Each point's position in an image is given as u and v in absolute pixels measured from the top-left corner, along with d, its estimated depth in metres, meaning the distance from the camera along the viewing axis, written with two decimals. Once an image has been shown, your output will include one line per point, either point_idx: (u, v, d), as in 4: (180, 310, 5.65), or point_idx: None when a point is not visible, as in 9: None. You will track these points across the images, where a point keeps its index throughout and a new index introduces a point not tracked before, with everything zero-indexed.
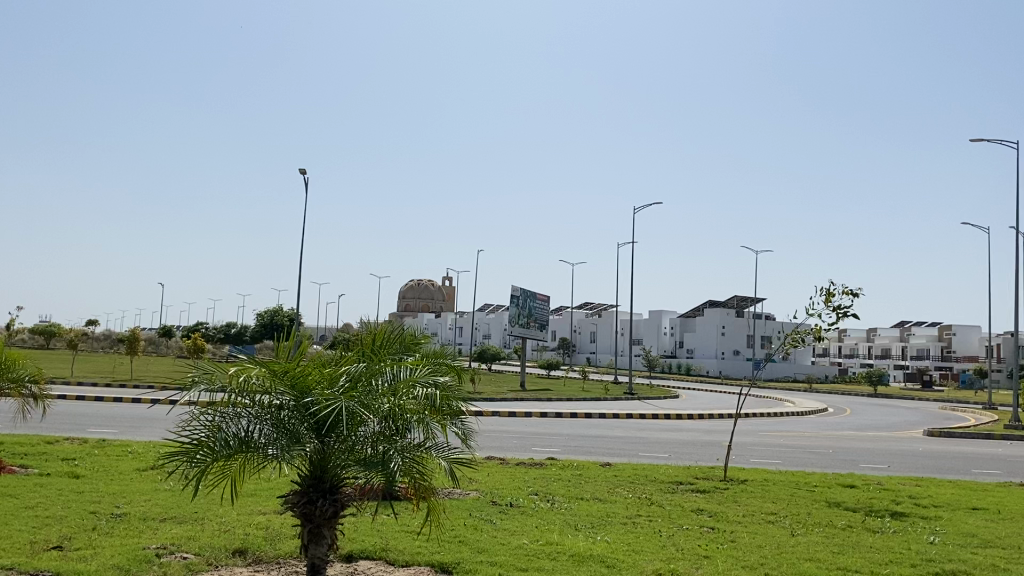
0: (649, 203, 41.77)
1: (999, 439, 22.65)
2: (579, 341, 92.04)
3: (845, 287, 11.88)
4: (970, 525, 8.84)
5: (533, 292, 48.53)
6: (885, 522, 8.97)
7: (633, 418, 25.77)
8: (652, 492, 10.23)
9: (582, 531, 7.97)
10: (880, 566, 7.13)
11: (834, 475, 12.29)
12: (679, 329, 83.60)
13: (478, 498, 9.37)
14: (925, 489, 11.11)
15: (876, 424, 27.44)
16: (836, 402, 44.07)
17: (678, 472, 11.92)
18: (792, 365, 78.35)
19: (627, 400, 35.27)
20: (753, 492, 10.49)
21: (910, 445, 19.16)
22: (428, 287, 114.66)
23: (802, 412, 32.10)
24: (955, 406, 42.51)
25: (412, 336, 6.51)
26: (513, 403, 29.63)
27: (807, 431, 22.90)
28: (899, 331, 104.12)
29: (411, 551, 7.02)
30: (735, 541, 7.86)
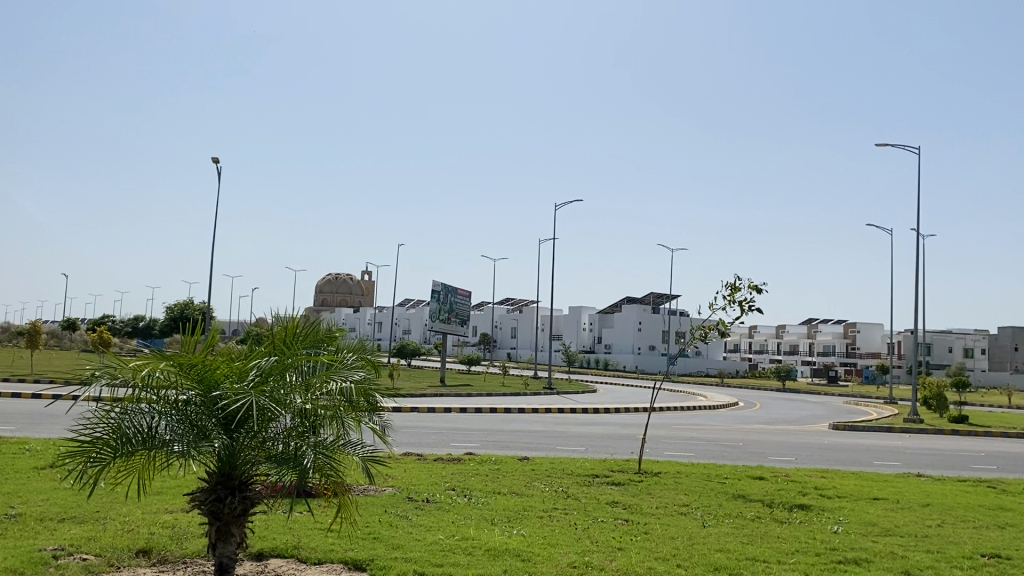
0: (568, 201, 42.29)
1: (897, 432, 23.64)
2: (500, 336, 92.34)
3: (750, 283, 12.03)
4: (871, 515, 9.19)
5: (453, 287, 48.40)
6: (791, 513, 9.25)
7: (550, 412, 25.98)
8: (568, 486, 10.32)
9: (499, 525, 7.99)
10: (786, 556, 7.35)
11: (744, 467, 12.65)
12: (598, 324, 84.69)
13: (394, 494, 9.30)
14: (830, 480, 11.53)
15: (783, 418, 28.36)
16: (746, 396, 45.39)
17: (594, 466, 12.06)
18: (706, 360, 80.26)
19: (543, 395, 35.54)
20: (666, 484, 10.70)
21: (813, 438, 19.84)
22: (346, 281, 113.30)
23: (713, 406, 32.85)
24: (858, 400, 44.30)
25: (329, 330, 6.42)
26: (429, 398, 29.42)
27: (718, 424, 23.51)
28: (806, 327, 107.77)
29: (324, 548, 6.93)
30: (648, 533, 8.00)
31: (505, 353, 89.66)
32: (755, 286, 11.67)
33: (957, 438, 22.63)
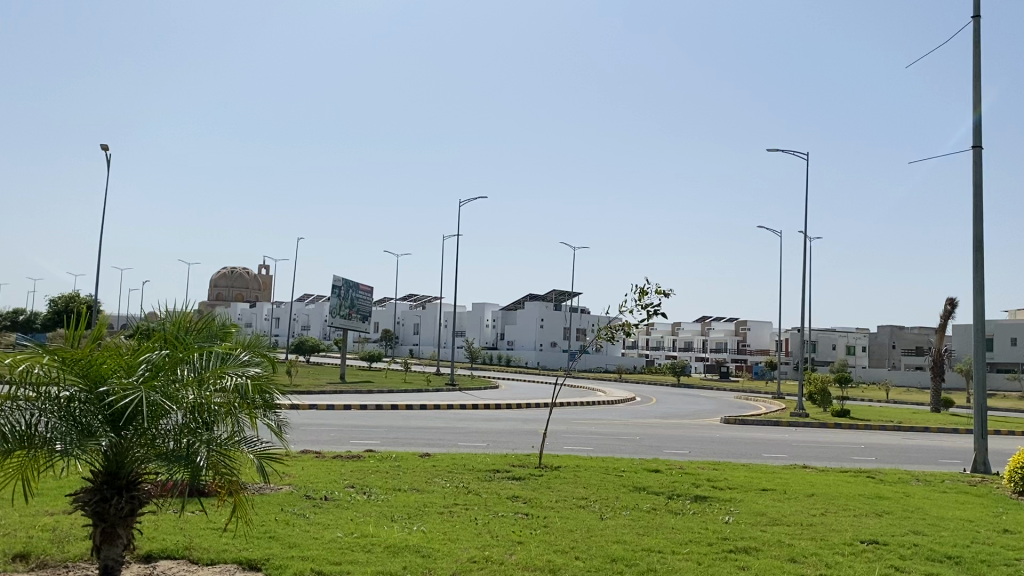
0: (473, 197, 42.72)
1: (784, 425, 24.67)
2: (401, 332, 91.66)
3: (657, 287, 12.25)
4: (761, 505, 9.56)
5: (354, 282, 47.74)
6: (685, 504, 9.54)
7: (450, 408, 26.01)
8: (469, 482, 10.34)
9: (398, 522, 7.95)
10: (680, 546, 7.57)
11: (641, 461, 12.96)
12: (500, 321, 85.23)
13: (290, 493, 9.11)
14: (722, 472, 11.93)
15: (678, 412, 29.30)
16: (643, 391, 46.62)
17: (495, 461, 12.11)
18: (606, 357, 81.95)
19: (444, 391, 35.51)
20: (565, 478, 10.87)
21: (706, 432, 20.47)
22: (241, 275, 110.18)
23: (612, 401, 33.54)
24: (749, 395, 46.13)
25: (224, 326, 6.27)
26: (329, 395, 28.97)
27: (616, 419, 24.07)
28: (701, 324, 111.53)
29: (216, 548, 6.75)
30: (548, 526, 8.11)
31: (406, 350, 89.24)
32: (662, 290, 11.95)
33: (840, 431, 23.76)
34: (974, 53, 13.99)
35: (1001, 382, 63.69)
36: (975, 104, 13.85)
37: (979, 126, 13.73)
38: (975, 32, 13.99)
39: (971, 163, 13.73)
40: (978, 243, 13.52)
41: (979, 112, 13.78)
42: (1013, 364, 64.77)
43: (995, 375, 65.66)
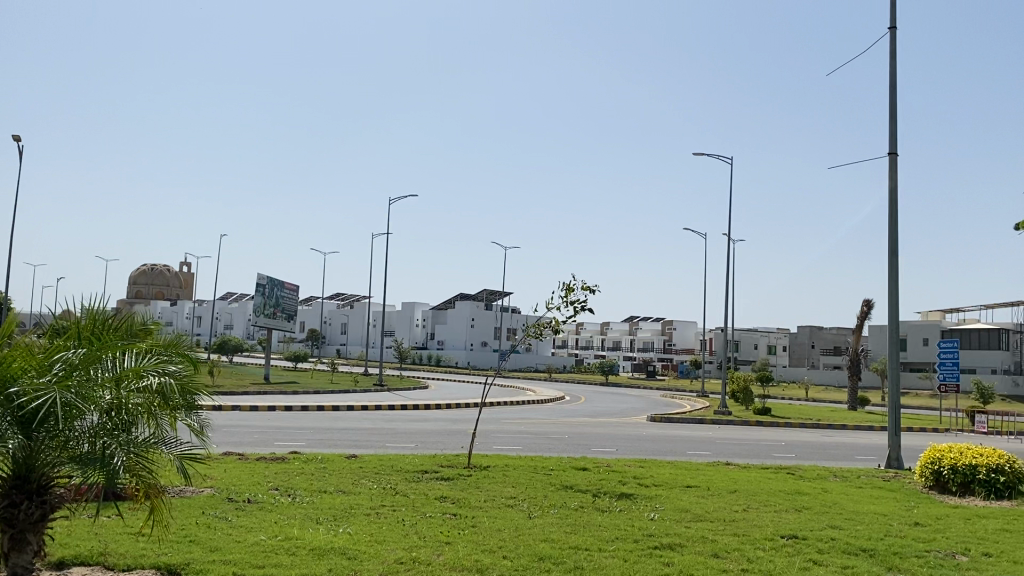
0: (404, 196, 42.53)
1: (708, 423, 25.21)
2: (329, 332, 90.48)
3: (583, 284, 12.30)
4: (685, 502, 9.72)
5: (279, 281, 46.91)
6: (612, 502, 9.63)
7: (378, 409, 25.77)
8: (396, 483, 10.26)
9: (324, 524, 7.82)
10: (606, 543, 7.65)
11: (569, 459, 13.06)
12: (430, 321, 84.88)
13: (212, 495, 8.91)
14: (648, 470, 12.10)
15: (606, 411, 29.66)
16: (572, 390, 47.05)
17: (423, 462, 12.04)
18: (535, 356, 82.39)
19: (372, 391, 35.21)
20: (494, 477, 10.88)
21: (633, 430, 20.72)
22: (162, 273, 107.28)
23: (539, 400, 33.72)
24: (674, 393, 46.93)
25: (142, 324, 6.07)
26: (253, 396, 28.37)
27: (545, 418, 24.23)
28: (628, 324, 113.23)
29: (133, 554, 6.54)
30: (476, 526, 8.10)
31: (333, 350, 88.16)
32: (589, 287, 12.04)
33: (762, 429, 24.33)
34: (890, 64, 14.51)
35: (914, 381, 66.18)
36: (890, 113, 14.36)
37: (894, 134, 14.25)
38: (890, 43, 14.51)
39: (887, 168, 14.22)
40: (892, 247, 14.02)
41: (894, 120, 14.29)
42: (924, 364, 67.47)
43: (908, 375, 68.20)
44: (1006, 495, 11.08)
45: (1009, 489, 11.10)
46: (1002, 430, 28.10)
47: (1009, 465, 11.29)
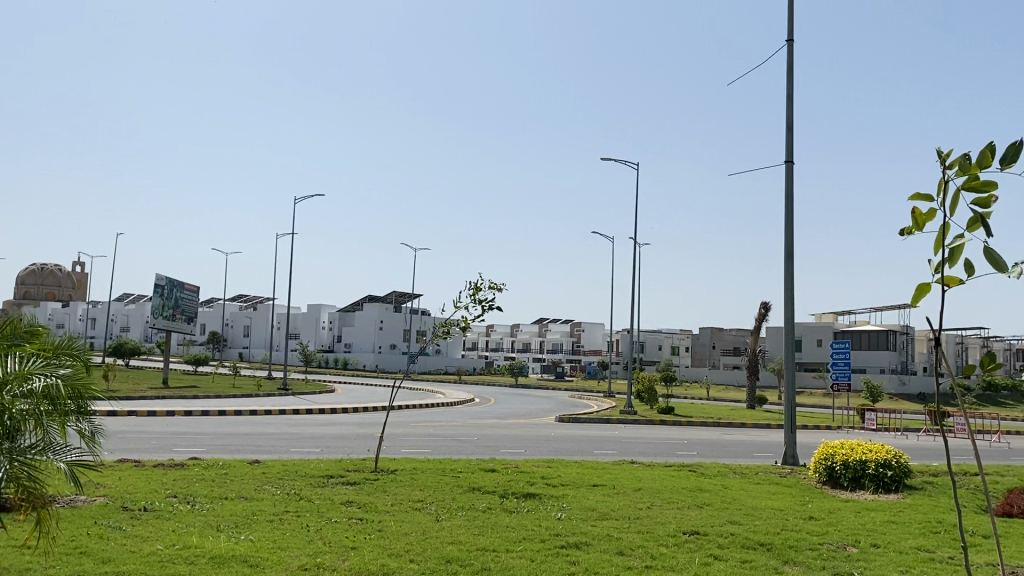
0: (310, 196, 41.72)
1: (614, 423, 25.63)
2: (231, 335, 88.16)
3: (491, 282, 12.26)
4: (591, 500, 9.85)
5: (179, 281, 45.41)
6: (519, 503, 9.67)
7: (283, 414, 25.17)
8: (300, 488, 10.06)
9: (225, 531, 7.62)
10: (514, 544, 7.68)
11: (477, 460, 13.05)
12: (337, 323, 83.66)
13: (105, 504, 8.54)
14: (555, 470, 12.22)
15: (515, 412, 29.79)
16: (481, 392, 47.06)
17: (329, 467, 11.84)
18: (444, 359, 82.09)
19: (277, 395, 34.47)
20: (401, 481, 10.78)
21: (541, 431, 20.85)
22: (53, 273, 102.56)
23: (448, 403, 33.58)
24: (582, 394, 47.53)
25: (30, 327, 5.78)
26: (150, 401, 27.36)
27: (453, 420, 24.17)
28: (537, 326, 114.05)
29: (19, 568, 6.21)
30: (383, 530, 8.01)
31: (236, 353, 85.87)
32: (496, 285, 12.05)
33: (666, 428, 24.87)
34: (788, 75, 15.07)
35: (809, 381, 68.87)
36: (788, 122, 14.92)
37: (791, 143, 14.80)
38: (789, 55, 15.07)
39: (784, 177, 14.77)
40: (788, 251, 14.56)
41: (792, 130, 14.85)
42: (819, 364, 70.31)
43: (804, 374, 70.96)
44: (894, 488, 11.64)
45: (895, 483, 11.67)
46: (889, 426, 29.50)
47: (896, 460, 11.87)
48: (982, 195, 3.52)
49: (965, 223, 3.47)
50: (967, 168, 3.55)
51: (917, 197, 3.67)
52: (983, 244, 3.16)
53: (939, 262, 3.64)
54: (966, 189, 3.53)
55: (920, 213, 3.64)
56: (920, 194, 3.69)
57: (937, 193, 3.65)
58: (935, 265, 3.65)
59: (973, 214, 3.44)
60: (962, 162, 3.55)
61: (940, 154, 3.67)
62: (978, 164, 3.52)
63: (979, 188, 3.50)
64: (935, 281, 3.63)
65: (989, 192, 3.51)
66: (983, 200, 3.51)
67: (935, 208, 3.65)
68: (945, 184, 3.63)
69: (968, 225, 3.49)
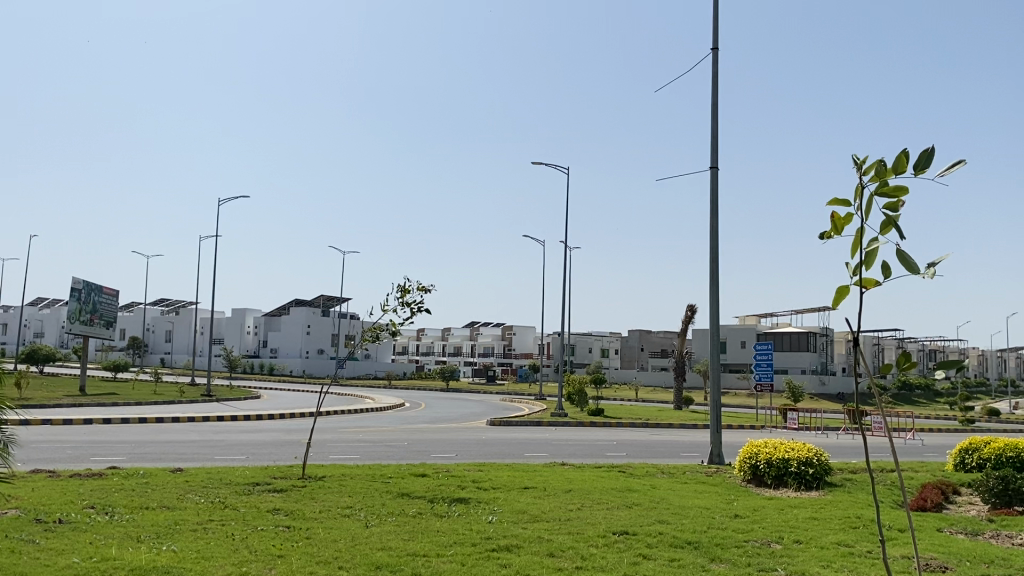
0: (235, 197, 40.87)
1: (545, 426, 25.76)
2: (153, 340, 85.80)
3: (419, 284, 12.10)
4: (522, 503, 9.85)
5: (97, 286, 43.95)
6: (450, 507, 9.61)
7: (207, 420, 24.54)
8: (225, 496, 9.82)
9: (145, 542, 7.38)
10: (445, 549, 7.63)
11: (407, 466, 12.93)
12: (263, 328, 82.13)
13: (16, 517, 8.19)
14: (486, 473, 12.20)
15: (446, 416, 29.68)
16: (411, 397, 46.74)
17: (255, 474, 11.59)
18: (374, 363, 81.31)
19: (201, 402, 33.65)
20: (329, 488, 10.61)
21: (471, 435, 20.81)
22: None
23: (378, 408, 33.26)
24: (513, 397, 47.57)
25: None
26: (67, 409, 26.35)
27: (383, 425, 23.91)
28: (468, 329, 113.93)
29: None
30: (310, 538, 7.87)
31: (157, 359, 83.56)
32: (424, 288, 11.96)
33: (595, 430, 25.10)
34: (712, 82, 15.40)
35: (734, 381, 70.43)
36: (712, 128, 15.25)
37: (715, 149, 15.14)
38: (713, 63, 15.41)
39: (709, 182, 15.09)
40: (713, 255, 14.87)
41: (716, 136, 15.18)
42: (743, 365, 72.03)
43: (728, 375, 72.55)
44: (815, 485, 11.95)
45: (817, 480, 11.98)
46: (810, 425, 30.35)
47: (816, 458, 12.20)
48: (892, 200, 3.66)
49: (878, 228, 3.60)
50: (881, 173, 3.69)
51: (835, 201, 3.80)
52: (894, 247, 3.29)
53: (856, 266, 3.77)
54: (879, 195, 3.66)
55: (838, 217, 3.78)
56: (837, 198, 3.82)
57: (852, 199, 3.80)
58: (852, 268, 3.78)
59: (884, 219, 3.58)
60: (877, 168, 3.69)
61: (855, 160, 3.80)
62: (891, 169, 3.65)
63: (890, 193, 3.64)
64: (853, 283, 3.76)
65: (898, 198, 3.65)
66: (893, 205, 3.65)
67: (853, 213, 3.78)
68: (862, 189, 3.77)
69: (880, 230, 3.63)
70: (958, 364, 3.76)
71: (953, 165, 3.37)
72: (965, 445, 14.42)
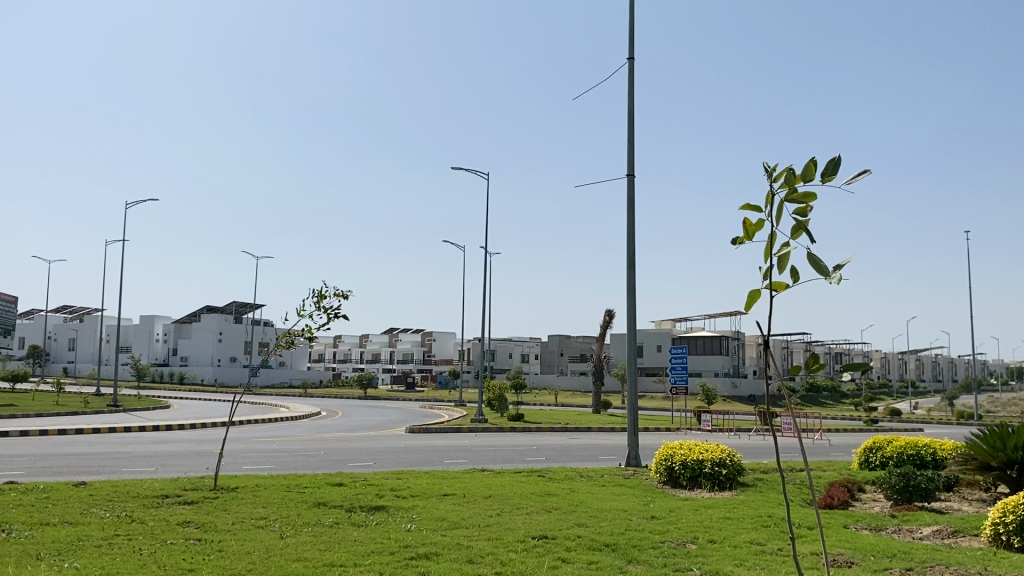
0: (144, 201, 39.62)
1: (464, 432, 25.72)
2: (54, 348, 82.35)
3: (336, 290, 11.87)
4: (441, 510, 9.79)
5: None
6: (368, 516, 9.48)
7: (112, 432, 23.66)
8: (132, 510, 9.44)
9: (44, 560, 7.05)
10: (362, 558, 7.52)
11: (324, 475, 12.69)
12: (173, 335, 79.67)
13: None
14: (404, 481, 12.07)
15: (364, 424, 29.31)
16: (327, 405, 45.99)
17: (164, 486, 11.21)
18: (289, 371, 79.74)
19: (106, 412, 32.36)
20: (242, 499, 10.35)
21: (389, 443, 20.60)
22: None
23: (293, 416, 32.58)
24: (431, 403, 47.30)
25: None
26: None
27: (298, 434, 23.45)
28: (387, 335, 112.95)
29: None
30: (223, 551, 7.65)
31: (60, 368, 80.11)
32: (342, 292, 11.76)
33: (515, 435, 25.20)
34: (629, 91, 15.65)
35: (650, 385, 71.70)
36: (629, 136, 15.49)
37: (632, 157, 15.38)
38: (629, 73, 15.68)
39: (626, 189, 15.32)
40: (630, 260, 15.10)
41: (632, 144, 15.44)
42: (658, 369, 73.39)
43: (645, 378, 73.83)
44: (728, 486, 12.23)
45: (730, 480, 12.27)
46: (723, 426, 31.13)
47: (730, 459, 12.49)
48: (802, 206, 3.77)
49: (789, 232, 3.71)
50: (790, 180, 3.79)
51: (747, 207, 3.90)
52: (804, 250, 3.38)
53: (766, 269, 3.88)
54: (790, 200, 3.77)
55: (752, 223, 3.87)
56: (749, 204, 3.92)
57: (764, 205, 3.90)
58: (763, 272, 3.88)
59: (796, 223, 3.68)
60: (787, 174, 3.79)
61: (766, 168, 3.90)
62: (799, 176, 3.76)
63: (799, 199, 3.75)
64: (764, 288, 3.86)
65: (807, 204, 3.76)
66: (804, 210, 3.76)
67: (763, 219, 3.88)
68: (771, 196, 3.87)
69: (792, 234, 3.73)
70: (863, 366, 3.88)
71: (858, 173, 3.50)
72: (870, 445, 15.00)
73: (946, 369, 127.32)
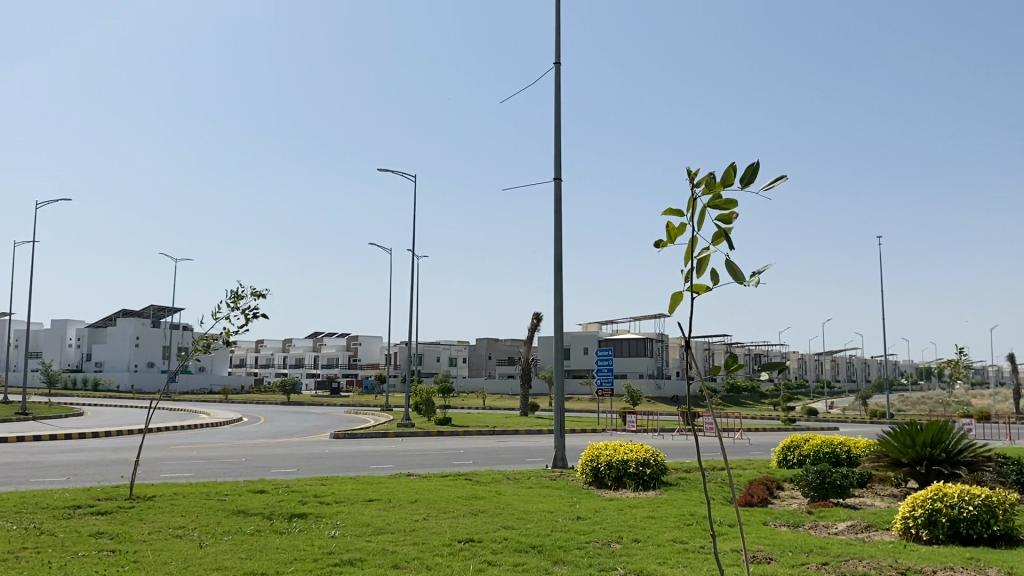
0: (55, 202, 38.00)
1: (390, 436, 25.46)
2: None
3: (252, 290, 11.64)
4: (367, 516, 9.68)
5: None
6: (290, 523, 9.31)
7: (21, 441, 22.66)
8: (41, 522, 9.06)
9: None
10: (285, 565, 7.39)
11: (245, 482, 12.41)
12: (86, 340, 76.94)
13: None
14: (328, 487, 11.89)
15: (287, 430, 28.81)
16: (249, 411, 45.02)
17: (76, 496, 10.80)
18: (209, 377, 77.78)
19: (14, 421, 31.07)
20: (159, 508, 10.04)
21: (313, 449, 20.28)
22: None
23: (214, 423, 31.75)
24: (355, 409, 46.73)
25: None
26: None
27: (219, 441, 22.87)
28: (311, 340, 111.36)
29: None
30: (138, 562, 7.42)
31: None
32: (258, 292, 11.52)
33: (440, 438, 25.11)
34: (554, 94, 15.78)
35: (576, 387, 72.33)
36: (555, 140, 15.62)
37: (558, 161, 15.51)
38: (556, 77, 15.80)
39: (553, 193, 15.43)
40: (556, 262, 15.22)
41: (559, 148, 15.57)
42: (585, 371, 74.09)
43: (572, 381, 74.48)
44: (651, 485, 12.42)
45: (653, 480, 12.46)
46: (647, 427, 31.58)
47: (653, 459, 12.70)
48: (726, 212, 3.87)
49: (711, 239, 3.82)
50: (711, 187, 3.89)
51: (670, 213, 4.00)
52: (724, 256, 3.49)
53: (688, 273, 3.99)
54: (713, 206, 3.87)
55: (674, 226, 3.97)
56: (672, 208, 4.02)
57: (686, 209, 4.01)
58: (686, 276, 3.99)
59: (720, 230, 3.79)
60: (708, 180, 3.89)
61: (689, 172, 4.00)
62: (721, 182, 3.86)
63: (724, 205, 3.85)
64: (685, 290, 3.97)
65: (730, 210, 3.86)
66: (727, 216, 3.86)
67: (685, 223, 3.99)
68: (696, 201, 3.97)
69: (716, 239, 3.84)
70: (780, 367, 3.99)
71: (776, 182, 3.62)
72: (788, 443, 15.42)
73: (859, 369, 131.88)
